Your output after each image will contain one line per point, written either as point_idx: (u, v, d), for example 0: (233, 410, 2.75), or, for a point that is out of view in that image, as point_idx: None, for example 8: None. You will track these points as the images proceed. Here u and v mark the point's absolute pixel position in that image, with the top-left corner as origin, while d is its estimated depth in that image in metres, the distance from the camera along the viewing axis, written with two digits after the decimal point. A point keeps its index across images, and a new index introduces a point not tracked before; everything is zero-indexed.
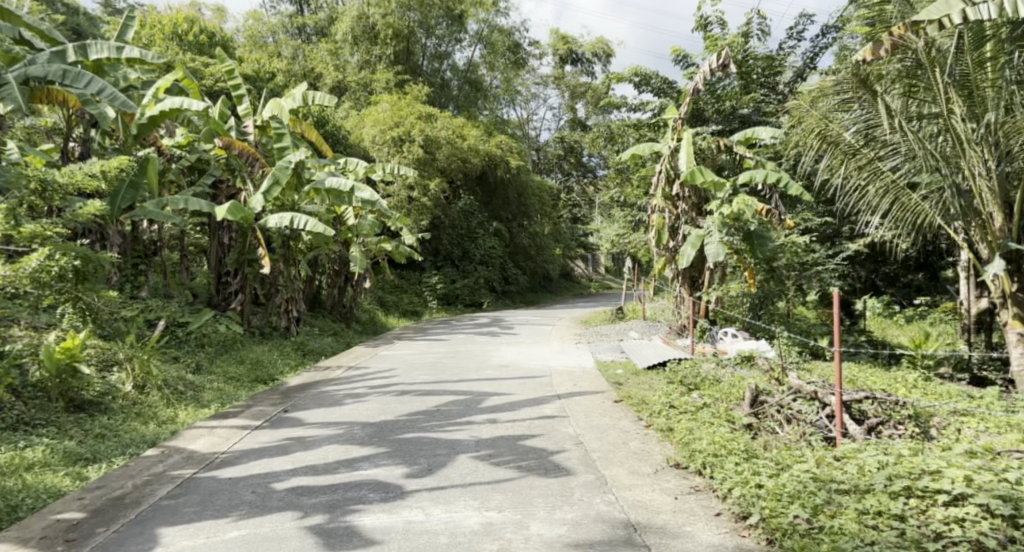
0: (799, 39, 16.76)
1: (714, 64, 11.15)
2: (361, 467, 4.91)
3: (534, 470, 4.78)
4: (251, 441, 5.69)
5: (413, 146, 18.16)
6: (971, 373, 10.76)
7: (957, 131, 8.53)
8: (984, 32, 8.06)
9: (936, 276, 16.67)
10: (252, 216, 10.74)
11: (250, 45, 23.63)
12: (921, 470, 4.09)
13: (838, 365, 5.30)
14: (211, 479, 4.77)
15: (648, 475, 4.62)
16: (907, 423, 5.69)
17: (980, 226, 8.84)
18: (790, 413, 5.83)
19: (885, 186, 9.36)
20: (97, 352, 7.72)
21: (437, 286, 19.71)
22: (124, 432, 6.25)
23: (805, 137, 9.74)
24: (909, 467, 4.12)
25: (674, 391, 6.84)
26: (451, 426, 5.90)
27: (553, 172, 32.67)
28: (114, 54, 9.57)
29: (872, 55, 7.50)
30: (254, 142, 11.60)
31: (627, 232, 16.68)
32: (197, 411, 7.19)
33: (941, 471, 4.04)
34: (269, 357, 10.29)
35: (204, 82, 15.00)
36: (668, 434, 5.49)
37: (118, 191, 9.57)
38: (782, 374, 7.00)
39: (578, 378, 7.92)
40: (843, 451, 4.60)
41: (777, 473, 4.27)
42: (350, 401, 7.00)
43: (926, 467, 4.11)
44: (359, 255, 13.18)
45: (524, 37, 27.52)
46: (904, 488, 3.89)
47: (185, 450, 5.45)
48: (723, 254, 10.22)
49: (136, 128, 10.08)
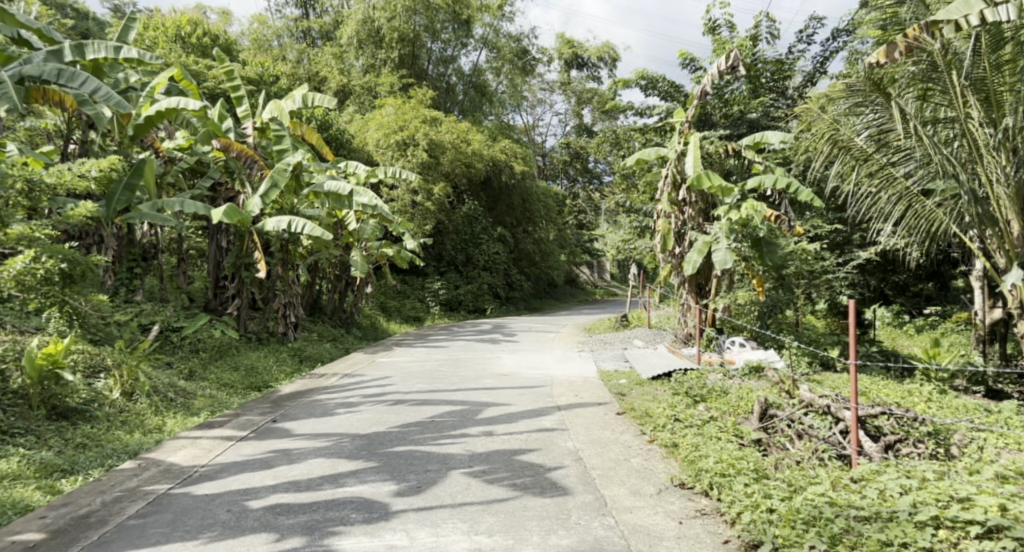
0: (809, 42, 16.47)
1: (723, 66, 10.84)
2: (347, 483, 4.64)
3: (530, 489, 4.50)
4: (235, 453, 5.43)
5: (417, 150, 17.92)
6: (986, 385, 10.47)
7: (974, 136, 8.24)
8: (1003, 33, 7.79)
9: (947, 285, 16.33)
10: (250, 219, 10.51)
11: (256, 49, 23.47)
12: (950, 498, 3.79)
13: (853, 381, 5.03)
14: (185, 495, 4.51)
15: (651, 496, 4.34)
16: (927, 441, 5.40)
17: (998, 234, 8.49)
18: (801, 428, 5.56)
19: (898, 193, 9.12)
20: (86, 358, 7.48)
21: (439, 292, 19.45)
22: (106, 442, 6.01)
23: (817, 143, 9.57)
24: (937, 493, 3.82)
25: (678, 403, 6.55)
26: (445, 440, 5.62)
27: (558, 178, 32.48)
28: (111, 55, 9.31)
29: (886, 58, 7.20)
30: (253, 145, 11.38)
31: (632, 238, 16.42)
32: (186, 419, 6.94)
33: (972, 498, 3.73)
34: (264, 363, 10.03)
35: (205, 84, 14.84)
36: (673, 450, 5.20)
37: (112, 193, 9.42)
38: (791, 386, 6.71)
39: (580, 388, 7.65)
40: (861, 472, 4.32)
41: (790, 497, 3.99)
42: (341, 411, 6.73)
43: (955, 492, 3.81)
44: (359, 259, 12.86)
45: (530, 42, 27.30)
46: (932, 517, 3.59)
47: (163, 463, 5.19)
48: (731, 262, 9.79)
49: (132, 128, 9.90)
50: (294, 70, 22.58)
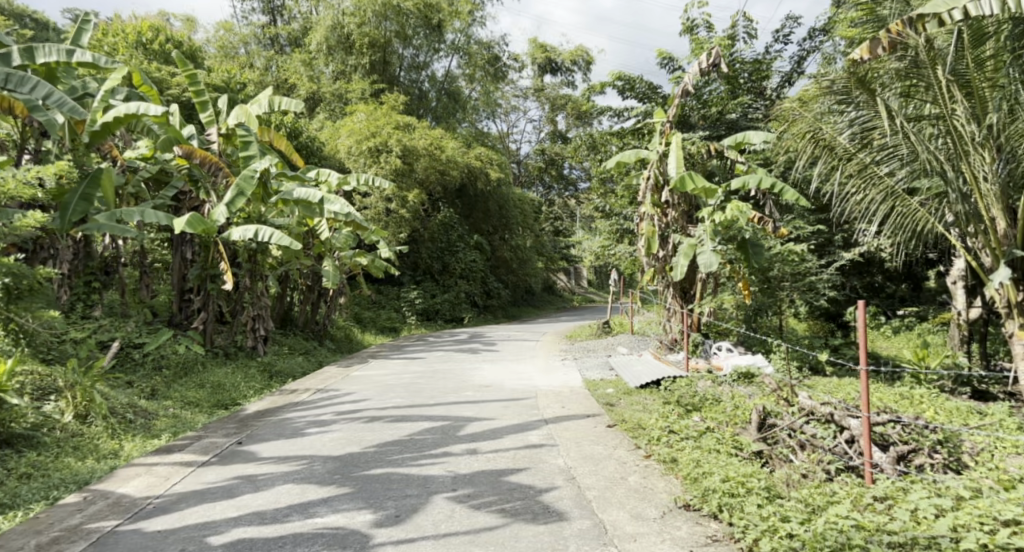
0: (786, 42, 16.36)
1: (704, 63, 10.48)
2: (317, 514, 4.19)
3: (522, 515, 4.10)
4: (194, 481, 4.94)
5: (390, 157, 17.49)
6: (972, 386, 10.29)
7: (957, 133, 7.98)
8: (985, 29, 7.54)
9: (920, 286, 16.30)
10: (214, 229, 9.93)
11: (222, 57, 22.91)
12: (993, 522, 3.49)
13: (864, 387, 4.71)
14: (134, 534, 4.04)
15: (655, 520, 3.98)
16: (941, 450, 5.07)
17: (985, 232, 8.22)
18: (804, 438, 5.22)
19: (883, 192, 8.82)
20: (34, 381, 7.02)
21: (416, 301, 18.95)
22: (55, 470, 5.50)
23: (797, 143, 9.28)
24: (979, 517, 3.54)
25: (671, 412, 6.18)
26: (426, 460, 5.18)
27: (534, 186, 32.19)
28: (64, 58, 8.74)
29: (869, 54, 6.88)
30: (218, 152, 10.81)
31: (611, 243, 16.12)
32: (145, 443, 6.44)
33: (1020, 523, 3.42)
34: (232, 379, 9.46)
35: (169, 91, 14.32)
36: (672, 466, 4.82)
37: (67, 204, 8.90)
38: (789, 393, 6.33)
39: (567, 400, 7.26)
40: (886, 491, 4.00)
41: (811, 519, 3.67)
42: (313, 431, 6.25)
43: (998, 518, 3.50)
44: (331, 269, 12.33)
45: (503, 49, 26.98)
46: (978, 544, 3.30)
47: (112, 495, 4.69)
48: (716, 264, 9.53)
49: (87, 136, 9.29)
50: (261, 77, 22.05)
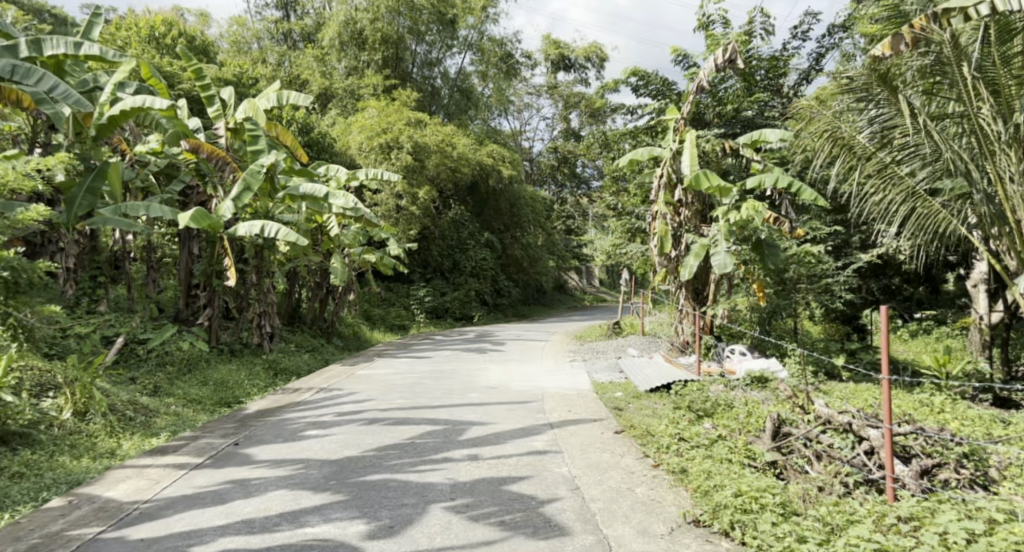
0: (804, 38, 16.03)
1: (720, 59, 10.19)
2: (309, 523, 4.02)
3: (522, 528, 3.91)
4: (185, 485, 4.78)
5: (401, 153, 17.28)
6: (994, 394, 9.99)
7: (982, 132, 7.59)
8: (1013, 24, 7.13)
9: (939, 289, 15.92)
10: (220, 224, 9.77)
11: (235, 53, 22.83)
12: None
13: (887, 398, 4.45)
14: (116, 542, 3.89)
15: (662, 536, 3.78)
16: (965, 464, 4.83)
17: (1011, 235, 7.78)
18: (821, 449, 4.96)
19: (904, 192, 8.45)
20: (33, 376, 6.92)
21: (425, 300, 18.79)
22: (48, 469, 5.37)
23: (815, 141, 8.97)
24: (1011, 544, 3.30)
25: (681, 419, 5.95)
26: (425, 466, 5.00)
27: (546, 184, 31.60)
28: (71, 51, 8.49)
29: (890, 50, 6.65)
30: (226, 146, 10.66)
31: (624, 242, 15.85)
32: (143, 442, 6.30)
33: None
34: (237, 377, 9.32)
35: (179, 85, 14.20)
36: (682, 477, 4.60)
37: (73, 199, 8.78)
38: (805, 400, 6.10)
39: (575, 403, 7.06)
40: (911, 511, 3.76)
41: (829, 542, 3.45)
42: (312, 433, 6.07)
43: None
44: (339, 265, 12.17)
45: (515, 46, 26.75)
46: None
47: (98, 499, 4.53)
48: (730, 266, 9.27)
49: (95, 130, 8.99)
50: (273, 72, 21.93)
